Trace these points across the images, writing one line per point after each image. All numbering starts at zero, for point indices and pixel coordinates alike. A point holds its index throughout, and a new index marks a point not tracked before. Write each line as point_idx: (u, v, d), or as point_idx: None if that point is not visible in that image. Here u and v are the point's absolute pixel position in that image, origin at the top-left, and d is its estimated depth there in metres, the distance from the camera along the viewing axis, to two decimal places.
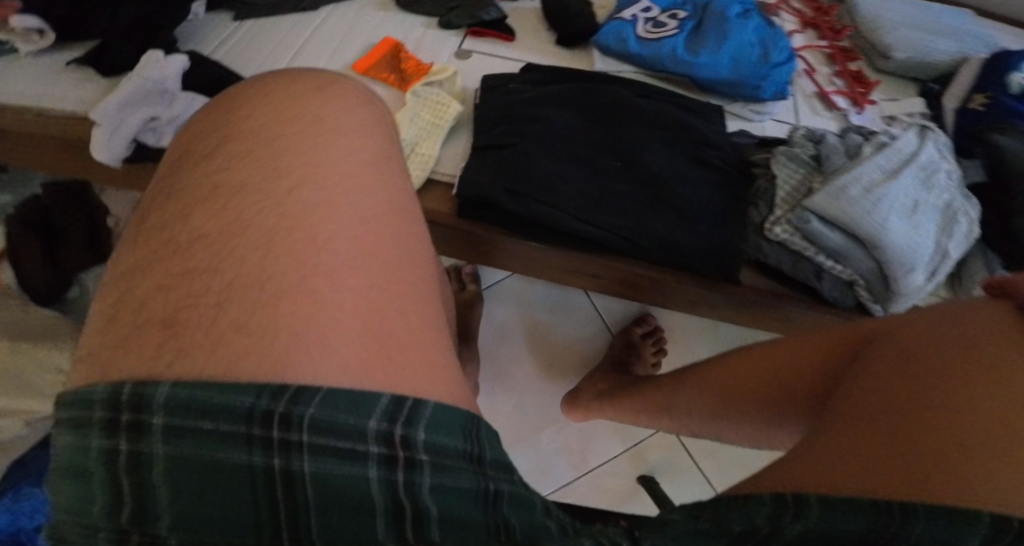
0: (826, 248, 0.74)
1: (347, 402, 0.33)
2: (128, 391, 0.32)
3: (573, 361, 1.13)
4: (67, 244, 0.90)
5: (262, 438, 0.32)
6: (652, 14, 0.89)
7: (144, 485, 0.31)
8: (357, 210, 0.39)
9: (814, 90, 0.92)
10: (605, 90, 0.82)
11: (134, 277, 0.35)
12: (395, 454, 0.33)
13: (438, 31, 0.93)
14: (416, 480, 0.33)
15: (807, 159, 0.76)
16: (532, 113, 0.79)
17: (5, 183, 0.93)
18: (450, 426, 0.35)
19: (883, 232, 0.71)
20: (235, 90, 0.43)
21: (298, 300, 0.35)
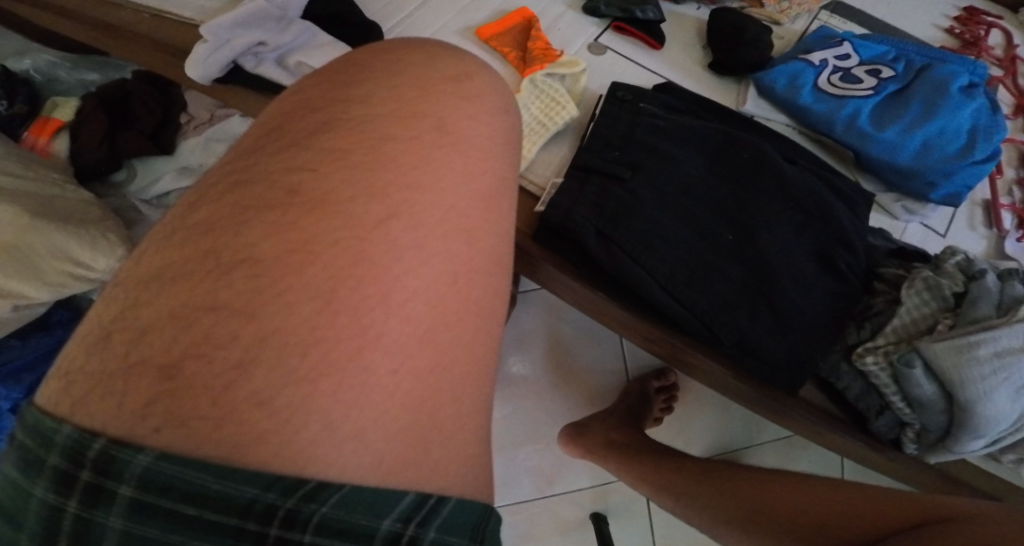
0: (909, 393, 0.65)
1: (366, 505, 0.30)
2: (104, 454, 0.29)
3: (581, 392, 1.04)
4: (133, 130, 0.90)
5: (254, 531, 0.29)
6: (845, 65, 0.79)
7: None
8: (442, 268, 0.35)
9: (984, 198, 0.81)
10: (751, 144, 0.72)
11: (167, 289, 0.32)
12: None
13: (579, 15, 0.85)
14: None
15: (940, 293, 0.67)
16: (657, 146, 0.71)
17: (101, 66, 0.98)
18: (460, 524, 0.32)
19: (981, 401, 0.61)
20: (358, 82, 0.40)
21: (342, 379, 0.32)
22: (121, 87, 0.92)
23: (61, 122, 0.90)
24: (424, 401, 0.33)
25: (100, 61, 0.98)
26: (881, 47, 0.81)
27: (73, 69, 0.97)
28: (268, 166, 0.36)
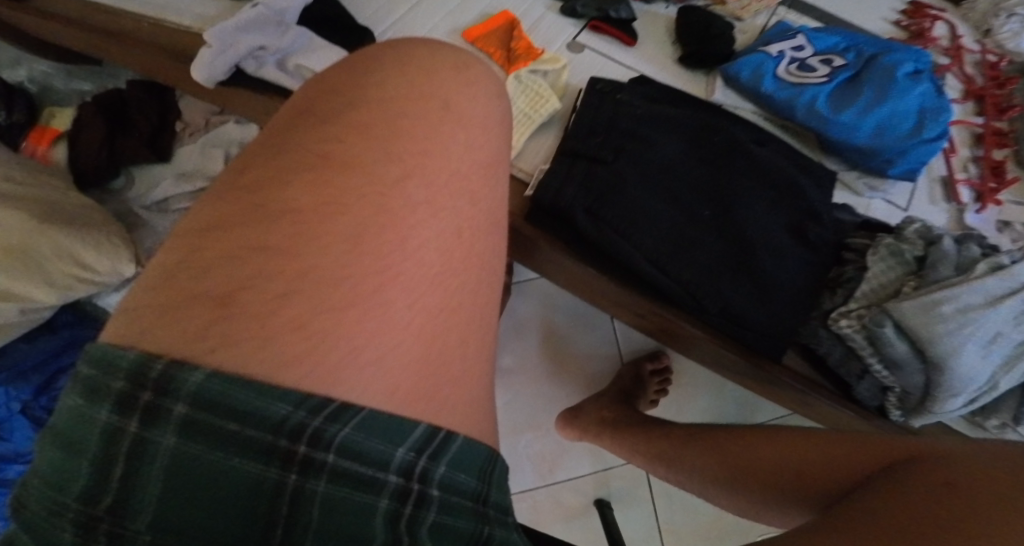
0: (885, 354, 0.68)
1: (382, 430, 0.32)
2: (160, 374, 0.30)
3: (577, 378, 1.07)
4: (130, 137, 0.92)
5: (282, 451, 0.30)
6: (801, 55, 0.82)
7: (138, 474, 0.29)
8: (449, 226, 0.38)
9: (942, 174, 0.85)
10: (721, 128, 0.76)
11: (211, 235, 0.34)
12: (410, 487, 0.32)
13: (558, 16, 0.88)
14: (421, 517, 0.33)
15: (906, 259, 0.70)
16: (637, 130, 0.74)
17: (97, 74, 1.00)
18: (468, 464, 0.35)
19: (952, 357, 0.65)
20: (373, 52, 0.42)
21: (368, 310, 0.34)
22: (117, 93, 0.95)
23: (60, 131, 0.94)
24: (434, 348, 0.36)
25: (96, 67, 0.99)
26: (834, 36, 0.84)
27: (69, 77, 0.99)
28: (298, 141, 0.37)
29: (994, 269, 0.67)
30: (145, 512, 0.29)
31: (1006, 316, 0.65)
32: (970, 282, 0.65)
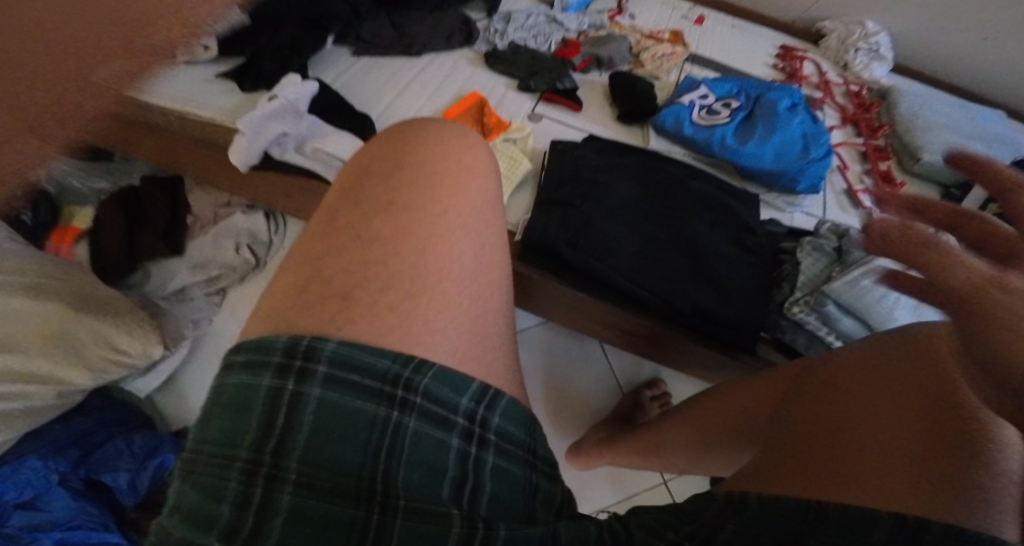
0: (838, 331, 0.81)
1: (451, 383, 0.45)
2: (306, 346, 0.42)
3: (582, 412, 1.17)
4: (148, 231, 0.98)
5: (389, 397, 0.42)
6: (708, 102, 1.00)
7: (293, 420, 0.41)
8: (477, 244, 0.51)
9: (844, 187, 1.01)
10: (662, 169, 0.91)
11: (326, 259, 0.47)
12: (473, 431, 0.45)
13: (517, 92, 1.04)
14: (484, 456, 0.45)
15: (831, 251, 0.84)
16: (593, 177, 0.89)
17: (107, 169, 1.02)
18: (518, 421, 0.48)
19: (888, 321, 0.79)
20: (400, 128, 0.55)
21: (436, 300, 0.47)
22: (131, 189, 1.00)
23: (80, 229, 0.97)
24: (483, 334, 0.49)
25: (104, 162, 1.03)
26: (727, 85, 1.03)
27: (85, 178, 1.00)
28: (368, 192, 0.50)
29: None
30: (294, 450, 0.40)
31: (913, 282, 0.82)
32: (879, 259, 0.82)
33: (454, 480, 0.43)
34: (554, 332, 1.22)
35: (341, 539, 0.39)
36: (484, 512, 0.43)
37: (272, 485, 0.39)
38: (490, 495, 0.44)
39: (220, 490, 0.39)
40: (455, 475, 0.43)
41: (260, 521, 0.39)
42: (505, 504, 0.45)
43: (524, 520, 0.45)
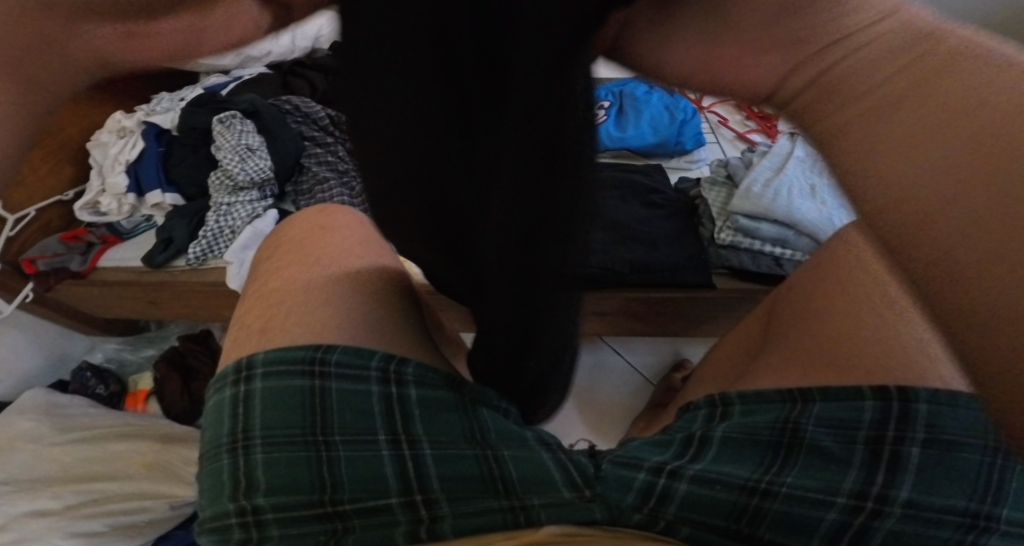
0: (766, 238, 0.85)
1: (358, 353, 0.64)
2: (247, 361, 0.64)
3: (620, 415, 1.11)
4: (199, 377, 1.19)
5: (311, 372, 0.62)
6: None
7: (251, 404, 0.61)
8: (362, 264, 0.73)
9: (733, 134, 1.08)
10: None
11: (254, 310, 0.69)
12: (388, 379, 0.63)
13: None
14: (405, 390, 0.63)
15: (723, 180, 0.92)
16: None
17: (151, 340, 1.29)
18: (431, 372, 0.65)
19: (796, 210, 0.83)
20: (292, 218, 0.81)
21: (332, 308, 0.67)
22: (178, 351, 1.21)
23: (147, 389, 1.19)
24: (380, 318, 0.68)
25: (151, 334, 1.30)
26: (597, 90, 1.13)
27: (135, 349, 1.27)
28: (274, 263, 0.74)
29: (762, 156, 0.92)
30: (255, 424, 0.60)
31: (800, 173, 0.87)
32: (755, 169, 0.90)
33: (383, 412, 0.62)
34: None
35: (303, 472, 0.59)
36: (415, 434, 0.61)
37: (247, 452, 0.60)
38: (421, 419, 0.62)
39: (220, 466, 0.60)
40: (384, 410, 0.62)
41: (248, 476, 0.59)
42: (443, 426, 0.62)
43: (463, 442, 0.61)
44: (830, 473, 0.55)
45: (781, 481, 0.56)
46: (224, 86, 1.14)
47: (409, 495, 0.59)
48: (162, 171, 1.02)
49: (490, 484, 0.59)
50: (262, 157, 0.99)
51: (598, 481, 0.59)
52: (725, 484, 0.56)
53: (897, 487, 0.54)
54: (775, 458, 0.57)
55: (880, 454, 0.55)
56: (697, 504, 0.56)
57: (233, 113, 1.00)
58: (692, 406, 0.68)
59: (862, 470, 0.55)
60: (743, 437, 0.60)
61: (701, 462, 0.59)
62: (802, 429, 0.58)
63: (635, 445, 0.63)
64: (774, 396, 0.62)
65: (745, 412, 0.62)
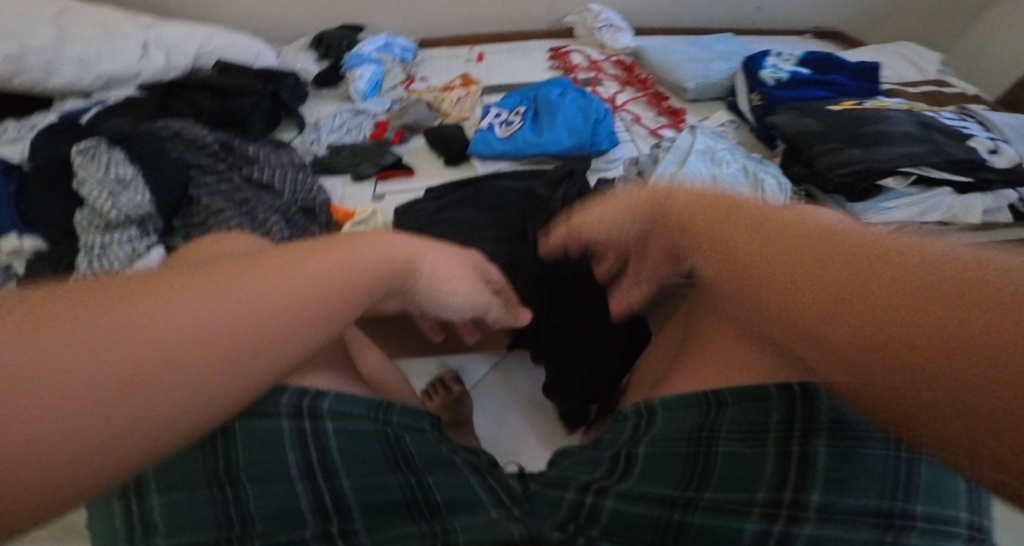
0: None
1: (263, 392, 0.54)
2: (144, 411, 0.56)
3: (573, 425, 1.09)
4: None
5: (212, 416, 0.53)
6: (501, 118, 1.09)
7: (145, 448, 0.53)
8: None
9: (647, 131, 1.07)
10: (490, 185, 1.00)
11: None
12: (302, 415, 0.55)
13: (355, 185, 1.05)
14: (320, 425, 0.56)
15: (636, 177, 0.89)
16: (437, 217, 0.95)
17: None
18: (352, 403, 0.58)
19: None
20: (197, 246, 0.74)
21: None
22: None
23: None
24: None
25: None
26: (513, 96, 1.13)
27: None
28: None
29: (667, 150, 0.91)
30: (150, 471, 0.52)
31: (704, 165, 0.86)
32: (660, 164, 0.88)
33: (296, 447, 0.55)
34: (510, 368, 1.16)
35: (209, 516, 0.53)
36: (333, 465, 0.56)
37: (139, 496, 0.52)
38: (340, 451, 0.57)
39: (112, 514, 0.53)
40: (298, 447, 0.55)
41: (145, 520, 0.52)
42: (360, 455, 0.57)
43: (386, 469, 0.58)
44: (744, 480, 0.56)
45: (700, 496, 0.56)
46: (83, 111, 1.08)
47: (327, 527, 0.56)
48: (17, 215, 0.92)
49: (414, 508, 0.59)
50: (138, 190, 0.90)
51: (525, 500, 0.62)
52: (648, 499, 0.58)
53: (810, 487, 0.53)
54: (693, 476, 0.58)
55: (791, 456, 0.54)
56: (625, 521, 0.58)
57: (97, 142, 0.93)
58: (621, 414, 0.65)
59: (774, 474, 0.54)
60: (661, 452, 0.59)
61: (627, 481, 0.60)
62: (715, 436, 0.57)
63: (567, 464, 0.65)
64: (692, 399, 0.59)
65: (667, 417, 0.60)
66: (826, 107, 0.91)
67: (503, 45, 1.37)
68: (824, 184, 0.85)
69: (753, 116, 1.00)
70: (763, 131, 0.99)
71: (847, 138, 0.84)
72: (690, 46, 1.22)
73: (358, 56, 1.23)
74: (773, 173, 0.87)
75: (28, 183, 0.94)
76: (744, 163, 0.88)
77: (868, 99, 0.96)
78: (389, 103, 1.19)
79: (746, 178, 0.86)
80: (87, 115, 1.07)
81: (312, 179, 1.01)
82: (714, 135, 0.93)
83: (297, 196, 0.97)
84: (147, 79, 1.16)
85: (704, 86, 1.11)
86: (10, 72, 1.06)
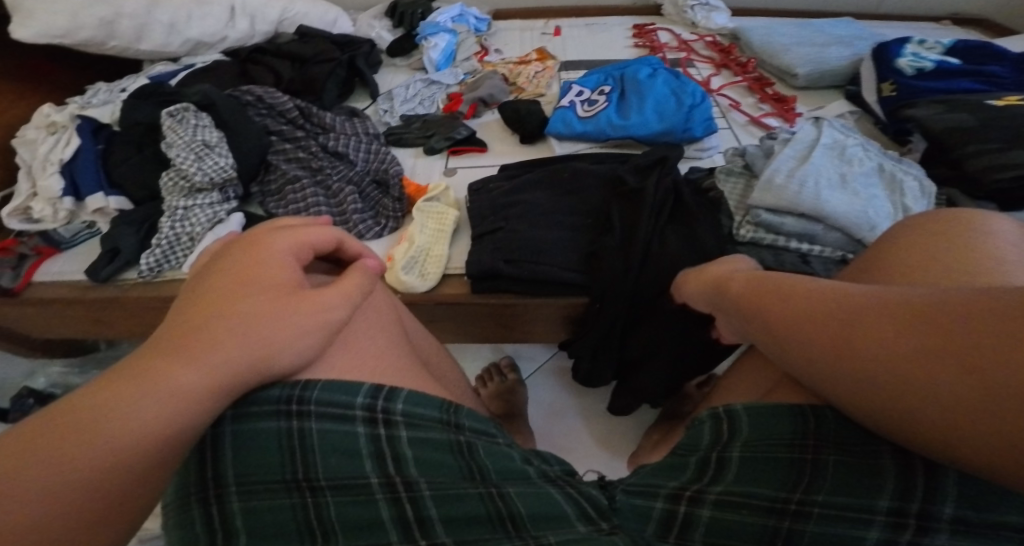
0: (790, 234, 0.76)
1: (340, 388, 0.51)
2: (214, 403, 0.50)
3: (629, 425, 1.02)
4: None
5: (288, 413, 0.49)
6: (584, 96, 1.01)
7: (217, 455, 0.49)
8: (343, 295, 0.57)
9: (746, 119, 1.00)
10: (568, 167, 0.90)
11: None
12: (376, 418, 0.50)
13: (426, 158, 0.99)
14: (395, 432, 0.51)
15: (742, 170, 0.84)
16: (513, 199, 0.87)
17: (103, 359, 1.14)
18: (427, 403, 0.53)
19: (823, 203, 0.75)
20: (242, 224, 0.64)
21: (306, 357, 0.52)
22: None
23: None
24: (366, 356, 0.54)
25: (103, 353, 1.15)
26: (597, 74, 1.05)
27: (84, 372, 1.10)
28: None
29: (786, 142, 0.83)
30: (227, 474, 0.49)
31: (827, 162, 0.79)
32: (777, 158, 0.81)
33: (371, 455, 0.50)
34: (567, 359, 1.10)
35: (290, 523, 0.48)
36: (411, 474, 0.50)
37: (222, 502, 0.48)
38: (415, 461, 0.50)
39: (191, 518, 0.49)
40: (373, 453, 0.50)
41: (227, 526, 0.48)
42: (438, 466, 0.51)
43: (462, 479, 0.51)
44: (859, 503, 0.47)
45: (810, 500, 0.48)
46: (173, 75, 1.04)
47: (411, 543, 0.48)
48: (102, 174, 0.91)
49: (497, 522, 0.50)
50: (222, 155, 0.88)
51: (614, 512, 0.53)
52: (750, 507, 0.49)
53: (936, 501, 0.45)
54: (799, 474, 0.49)
55: (915, 463, 0.46)
56: (723, 534, 0.49)
57: (185, 106, 0.90)
58: (698, 418, 0.57)
59: (896, 485, 0.46)
60: (761, 457, 0.50)
61: (721, 484, 0.51)
62: (822, 446, 0.49)
63: (648, 471, 0.56)
64: (784, 410, 0.51)
65: (751, 420, 0.52)
66: (986, 102, 0.82)
67: (580, 21, 1.29)
68: (971, 189, 0.78)
69: (882, 109, 0.93)
70: (895, 126, 0.91)
71: (1010, 140, 0.76)
72: (801, 28, 1.14)
73: (436, 23, 1.17)
74: (915, 175, 0.79)
75: (115, 144, 0.94)
76: (879, 161, 0.81)
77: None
78: (462, 75, 1.14)
79: (876, 181, 0.78)
80: (177, 79, 1.02)
81: (387, 149, 0.97)
82: (841, 129, 0.85)
83: (370, 167, 0.94)
84: (233, 44, 1.12)
85: (818, 73, 1.04)
86: (105, 35, 0.99)
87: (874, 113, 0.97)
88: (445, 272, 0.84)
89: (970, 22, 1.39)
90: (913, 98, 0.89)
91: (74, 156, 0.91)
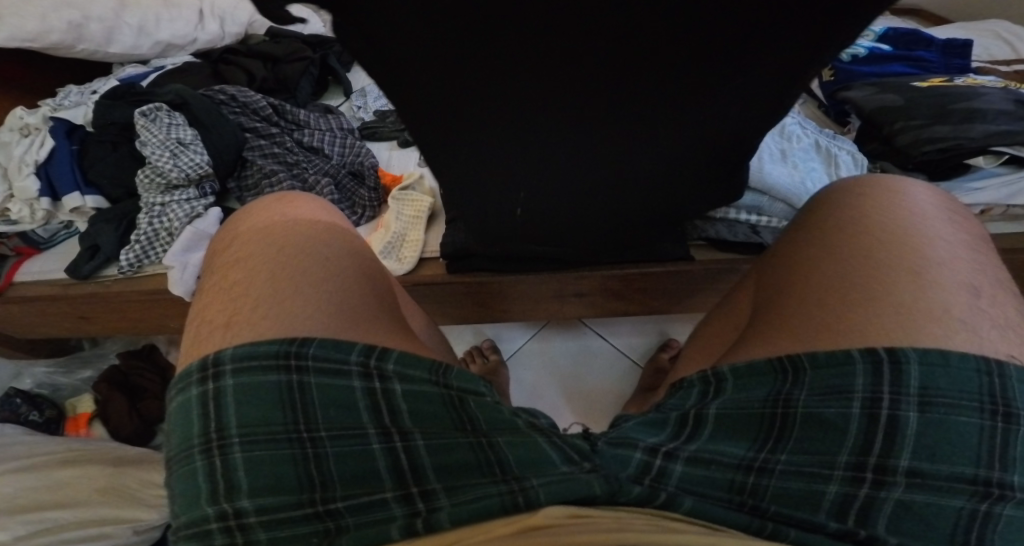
0: (739, 206, 0.82)
1: (334, 346, 0.55)
2: (214, 357, 0.54)
3: (609, 401, 1.07)
4: (148, 396, 1.06)
5: (286, 367, 0.53)
6: None
7: (223, 405, 0.52)
8: (327, 269, 0.61)
9: None
10: None
11: (206, 315, 0.58)
12: (371, 374, 0.54)
13: (402, 150, 1.05)
14: (389, 385, 0.54)
15: None
16: None
17: (88, 360, 1.15)
18: (416, 364, 0.56)
19: (765, 175, 0.79)
20: (234, 217, 0.67)
21: (287, 326, 0.56)
22: (117, 369, 1.06)
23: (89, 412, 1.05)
24: (354, 325, 0.58)
25: (88, 353, 1.16)
26: None
27: (69, 372, 1.13)
28: (224, 275, 0.61)
29: None
30: (233, 422, 0.51)
31: (770, 139, 0.84)
32: None
33: (368, 408, 0.53)
34: (546, 340, 1.14)
35: (290, 473, 0.50)
36: (405, 426, 0.53)
37: (224, 452, 0.50)
38: (409, 413, 0.54)
39: (194, 470, 0.51)
40: (368, 403, 0.53)
41: (229, 477, 0.50)
42: (429, 417, 0.54)
43: (455, 430, 0.54)
44: (826, 443, 0.50)
45: (776, 457, 0.51)
46: (144, 76, 1.06)
47: (404, 488, 0.50)
48: (78, 171, 0.92)
49: (487, 471, 0.51)
50: (197, 152, 0.91)
51: (596, 455, 0.52)
52: (721, 462, 0.52)
53: (895, 455, 0.48)
54: (770, 429, 0.52)
55: (877, 418, 0.49)
56: (696, 484, 0.51)
57: (158, 106, 0.92)
58: (685, 381, 0.59)
59: (858, 439, 0.49)
60: (734, 412, 0.54)
61: (696, 440, 0.53)
62: (794, 399, 0.52)
63: (628, 426, 0.56)
64: (765, 367, 0.55)
65: (738, 382, 0.56)
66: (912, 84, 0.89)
67: None
68: (902, 161, 0.85)
69: (823, 93, 1.00)
70: (833, 107, 0.98)
71: (936, 114, 0.83)
72: None
73: None
74: (848, 149, 0.86)
75: (89, 143, 0.95)
76: (816, 138, 0.86)
77: (958, 77, 0.94)
78: None
79: (815, 155, 0.84)
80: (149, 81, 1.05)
81: (361, 143, 1.01)
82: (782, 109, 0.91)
83: (346, 160, 0.98)
84: (203, 46, 1.14)
85: None
86: (74, 38, 0.99)
87: (816, 95, 1.03)
88: (421, 256, 0.88)
89: (910, 12, 1.48)
90: (848, 81, 0.95)
91: (47, 156, 0.92)
